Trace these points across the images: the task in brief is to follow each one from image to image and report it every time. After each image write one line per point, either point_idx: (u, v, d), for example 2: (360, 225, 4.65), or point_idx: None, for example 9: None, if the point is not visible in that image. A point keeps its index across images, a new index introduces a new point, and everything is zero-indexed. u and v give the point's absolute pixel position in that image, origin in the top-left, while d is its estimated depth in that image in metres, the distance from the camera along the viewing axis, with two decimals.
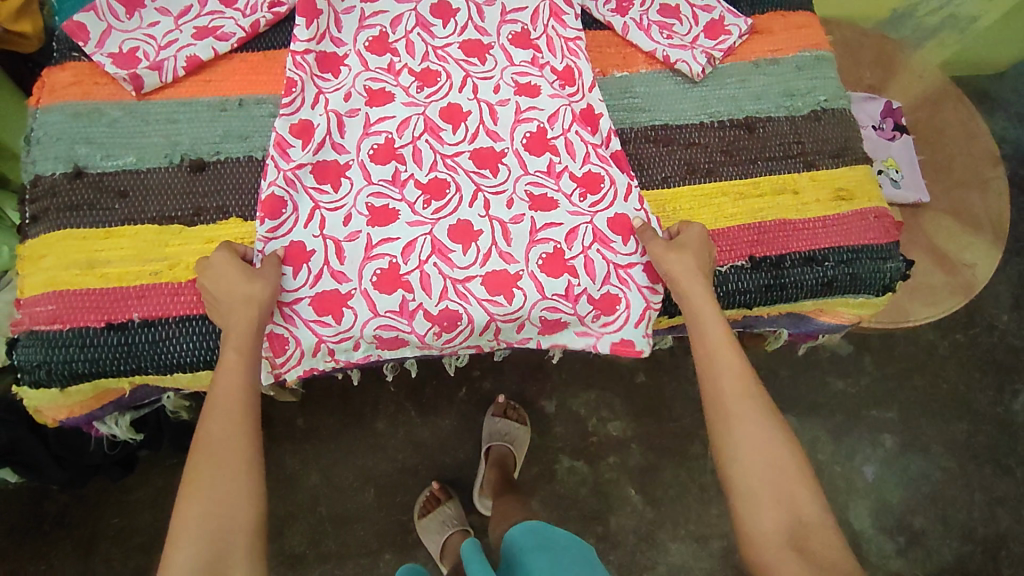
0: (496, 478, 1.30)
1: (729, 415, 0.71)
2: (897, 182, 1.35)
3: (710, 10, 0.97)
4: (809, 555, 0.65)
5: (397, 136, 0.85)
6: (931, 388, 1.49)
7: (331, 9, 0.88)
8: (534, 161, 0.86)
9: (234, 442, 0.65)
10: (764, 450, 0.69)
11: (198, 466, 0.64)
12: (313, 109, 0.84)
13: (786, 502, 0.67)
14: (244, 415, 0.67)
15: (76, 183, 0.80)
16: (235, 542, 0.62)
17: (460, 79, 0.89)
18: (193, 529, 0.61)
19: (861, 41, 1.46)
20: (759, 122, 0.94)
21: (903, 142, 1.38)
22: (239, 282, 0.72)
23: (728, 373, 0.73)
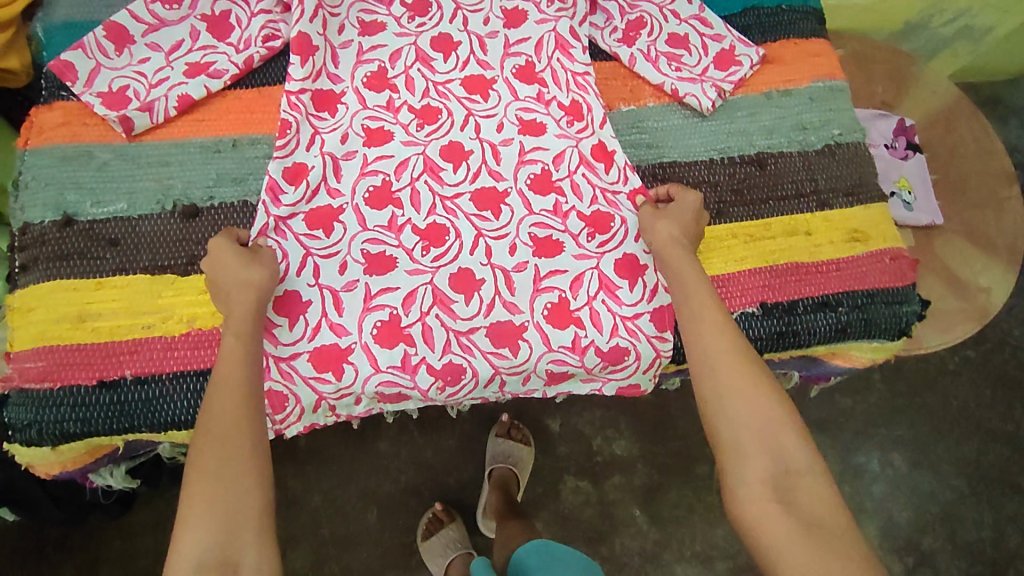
0: (498, 501, 1.27)
1: (716, 369, 0.70)
2: (909, 204, 1.32)
3: (720, 40, 0.94)
4: (796, 509, 0.64)
5: (395, 179, 0.82)
6: (941, 405, 1.46)
7: (327, 45, 0.86)
8: (539, 201, 0.83)
9: (239, 420, 0.65)
10: (751, 402, 0.68)
11: (201, 447, 0.63)
12: (309, 151, 0.82)
13: (773, 452, 0.66)
14: (246, 396, 0.66)
15: (66, 232, 0.78)
16: (246, 519, 0.61)
17: (461, 117, 0.86)
18: (206, 507, 0.61)
19: (874, 55, 1.42)
20: (770, 158, 0.91)
21: (915, 162, 1.35)
22: (236, 266, 0.72)
23: (712, 328, 0.72)
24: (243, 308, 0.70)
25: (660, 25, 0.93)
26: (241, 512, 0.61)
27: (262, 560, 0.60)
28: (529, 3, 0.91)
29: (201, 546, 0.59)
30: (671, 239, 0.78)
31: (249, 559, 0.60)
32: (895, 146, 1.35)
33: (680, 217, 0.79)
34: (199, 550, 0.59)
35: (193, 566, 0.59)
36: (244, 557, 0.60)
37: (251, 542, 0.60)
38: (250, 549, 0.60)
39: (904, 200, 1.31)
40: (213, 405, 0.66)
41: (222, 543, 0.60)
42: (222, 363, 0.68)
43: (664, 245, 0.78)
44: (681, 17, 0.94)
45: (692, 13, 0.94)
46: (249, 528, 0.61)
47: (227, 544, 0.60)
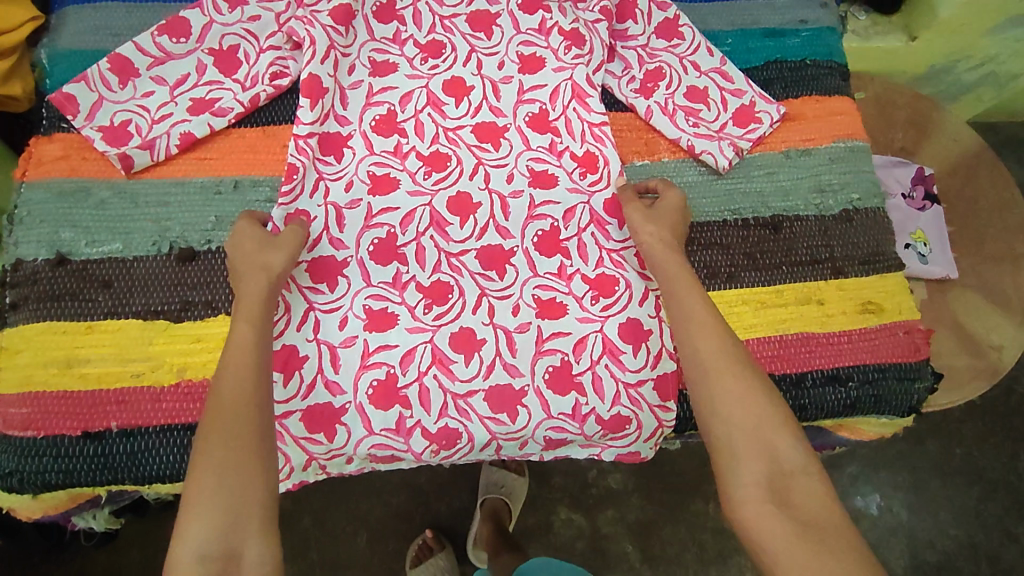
0: (490, 533, 1.22)
1: (708, 373, 0.69)
2: (923, 256, 1.26)
3: (740, 95, 0.91)
4: (791, 509, 0.62)
5: (400, 231, 0.80)
6: (955, 453, 1.37)
7: (337, 86, 0.84)
8: (544, 262, 0.81)
9: (247, 411, 0.63)
10: (741, 404, 0.66)
11: (206, 438, 0.61)
12: (311, 198, 0.80)
13: (766, 454, 0.64)
14: (254, 388, 0.65)
15: (58, 271, 0.76)
16: (252, 507, 0.60)
17: (471, 165, 0.84)
18: (210, 495, 0.59)
19: (896, 99, 1.38)
20: (786, 221, 0.88)
21: (932, 213, 1.30)
22: (253, 251, 0.72)
23: (699, 330, 0.71)
24: (258, 292, 0.70)
25: (680, 77, 0.91)
26: (245, 504, 0.60)
27: (265, 553, 0.59)
28: (548, 49, 0.89)
29: (203, 537, 0.58)
30: (658, 239, 0.77)
31: (252, 551, 0.59)
32: (912, 197, 1.30)
33: (668, 218, 0.78)
34: (201, 540, 0.58)
35: (196, 557, 0.58)
36: (247, 549, 0.59)
37: (254, 535, 0.59)
38: (252, 542, 0.59)
39: (919, 252, 1.26)
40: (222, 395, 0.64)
41: (230, 531, 0.59)
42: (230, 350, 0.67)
43: (655, 248, 0.77)
44: (701, 69, 0.92)
45: (713, 66, 0.92)
46: (252, 519, 0.60)
47: (230, 535, 0.59)
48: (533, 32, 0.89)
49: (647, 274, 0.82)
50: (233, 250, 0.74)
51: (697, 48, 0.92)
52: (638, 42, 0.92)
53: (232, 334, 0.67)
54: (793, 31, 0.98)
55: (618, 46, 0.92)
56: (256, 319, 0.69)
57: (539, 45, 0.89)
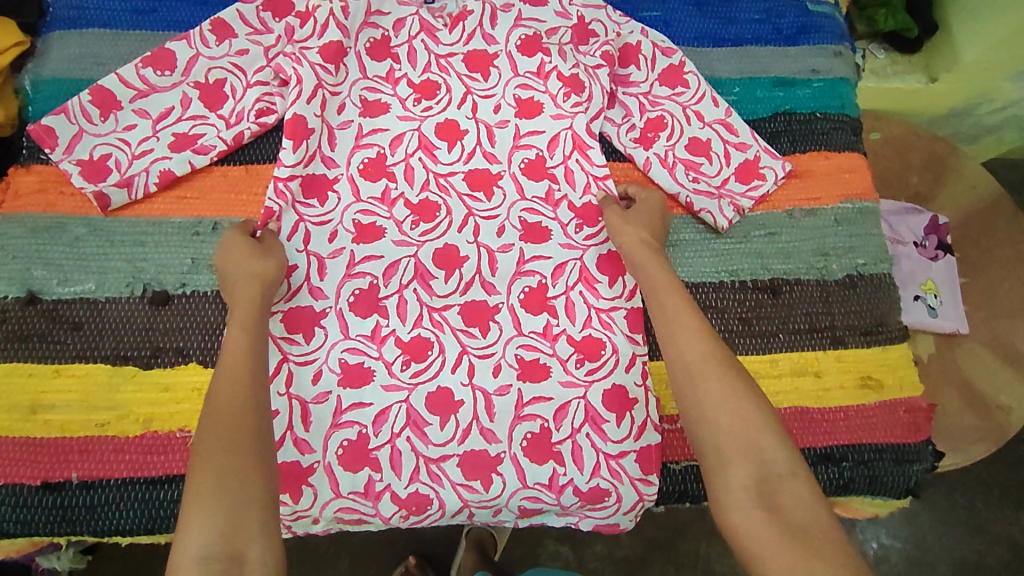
0: (474, 562, 1.06)
1: (692, 374, 0.65)
2: (932, 308, 1.16)
3: (744, 149, 0.87)
4: (781, 514, 0.57)
5: (383, 283, 0.78)
6: (969, 512, 1.27)
7: (325, 126, 0.81)
8: (529, 320, 0.79)
9: (244, 412, 0.60)
10: (726, 406, 0.62)
11: (207, 437, 0.58)
12: (290, 242, 0.78)
13: (753, 456, 0.60)
14: (252, 390, 0.62)
15: (27, 311, 0.73)
16: (249, 509, 0.56)
17: (460, 216, 0.81)
18: (207, 498, 0.55)
19: (912, 141, 1.27)
20: (786, 285, 0.85)
21: (945, 263, 1.19)
22: (245, 258, 0.71)
23: (679, 330, 0.68)
24: (254, 296, 0.69)
25: (682, 128, 0.87)
26: (247, 503, 0.56)
27: (268, 555, 0.55)
28: (547, 94, 0.86)
29: (205, 539, 0.53)
30: (639, 240, 0.76)
31: (255, 551, 0.54)
32: (923, 244, 1.20)
33: (645, 219, 0.78)
34: (203, 542, 0.53)
35: (197, 560, 0.53)
36: (251, 549, 0.54)
37: (257, 535, 0.55)
38: (257, 541, 0.54)
39: (927, 304, 1.16)
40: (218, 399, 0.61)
41: (227, 536, 0.54)
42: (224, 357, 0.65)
43: (635, 248, 0.75)
44: (706, 120, 0.88)
45: (718, 117, 0.88)
46: (256, 519, 0.56)
47: (233, 535, 0.54)
48: (532, 76, 0.86)
49: (635, 338, 0.78)
50: (220, 261, 0.73)
51: (702, 97, 0.88)
52: (642, 88, 0.88)
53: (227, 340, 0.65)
54: (805, 81, 0.94)
55: (620, 92, 0.89)
56: (250, 323, 0.67)
57: (537, 90, 0.86)
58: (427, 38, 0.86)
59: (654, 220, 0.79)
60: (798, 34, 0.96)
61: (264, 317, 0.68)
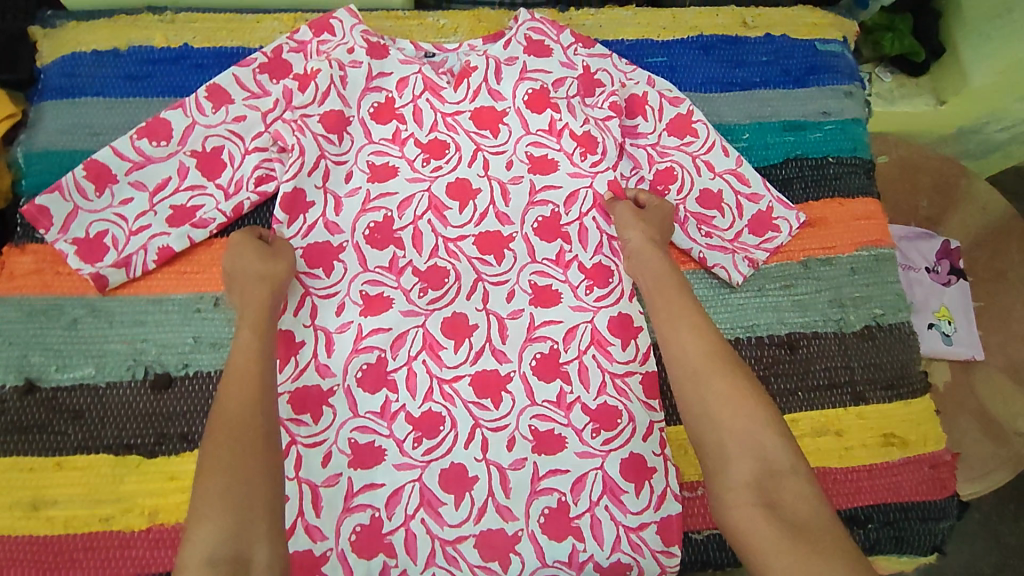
0: None
1: (695, 369, 0.67)
2: (947, 335, 1.10)
3: (757, 200, 0.85)
4: (779, 511, 0.58)
5: (391, 356, 0.76)
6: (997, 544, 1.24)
7: (329, 194, 0.80)
8: (542, 388, 0.77)
9: (253, 413, 0.61)
10: (729, 401, 0.64)
11: (217, 437, 0.59)
12: (296, 316, 0.76)
13: (755, 452, 0.61)
14: (262, 392, 0.63)
15: (26, 400, 0.71)
16: (257, 511, 0.56)
17: (469, 282, 0.79)
18: (214, 497, 0.56)
19: (921, 163, 1.20)
20: (803, 339, 0.83)
21: (958, 288, 1.14)
22: (252, 259, 0.72)
23: (682, 328, 0.69)
24: (259, 298, 0.70)
25: (693, 179, 0.85)
26: (254, 506, 0.56)
27: (274, 560, 0.56)
28: (561, 152, 0.84)
29: (211, 541, 0.54)
30: (644, 239, 0.77)
31: (261, 555, 0.55)
32: (936, 270, 1.15)
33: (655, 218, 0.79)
34: (207, 543, 0.54)
35: (203, 560, 0.53)
36: (255, 553, 0.55)
37: (262, 536, 0.56)
38: (262, 545, 0.55)
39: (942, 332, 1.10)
40: (225, 401, 0.62)
41: (232, 538, 0.55)
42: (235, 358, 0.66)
43: (642, 245, 0.77)
44: (715, 170, 0.86)
45: (728, 167, 0.86)
46: (263, 518, 0.57)
47: (238, 538, 0.54)
48: (543, 133, 0.84)
49: (651, 404, 0.76)
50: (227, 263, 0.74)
51: (712, 146, 0.86)
52: (652, 138, 0.86)
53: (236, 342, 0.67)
54: (816, 124, 0.91)
55: (629, 143, 0.86)
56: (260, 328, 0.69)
57: (550, 147, 0.84)
58: (432, 96, 0.84)
59: (659, 224, 0.80)
60: (807, 75, 0.93)
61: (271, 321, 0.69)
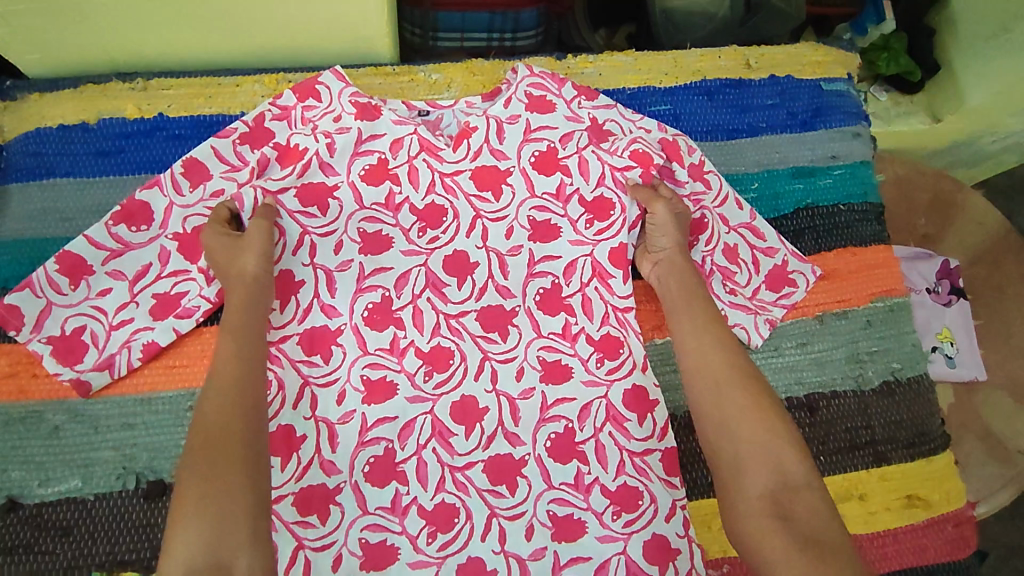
0: None
1: (715, 381, 0.66)
2: (949, 357, 1.07)
3: (772, 254, 0.84)
4: (791, 523, 0.56)
5: (399, 446, 0.73)
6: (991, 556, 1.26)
7: (323, 274, 0.78)
8: (559, 471, 0.74)
9: (231, 417, 0.59)
10: (748, 415, 0.63)
11: (196, 448, 0.57)
12: (296, 409, 0.72)
13: (772, 464, 0.60)
14: (237, 396, 0.61)
15: (9, 519, 0.67)
16: (236, 519, 0.54)
17: (476, 362, 0.77)
18: (190, 509, 0.54)
19: (916, 180, 1.17)
20: (822, 400, 0.81)
21: (958, 308, 1.11)
22: (226, 262, 0.70)
23: (707, 341, 0.69)
24: (244, 295, 0.68)
25: (708, 234, 0.83)
26: (231, 512, 0.54)
27: (256, 564, 0.53)
28: (566, 219, 0.82)
29: (190, 549, 0.52)
30: (675, 252, 0.78)
31: (243, 561, 0.53)
32: (936, 289, 1.12)
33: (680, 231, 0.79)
34: (187, 551, 0.52)
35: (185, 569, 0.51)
36: (237, 561, 0.53)
37: (243, 541, 0.53)
38: (243, 550, 0.53)
39: (945, 354, 1.07)
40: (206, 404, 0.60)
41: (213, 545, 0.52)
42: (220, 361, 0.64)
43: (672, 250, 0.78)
44: (729, 224, 0.83)
45: (741, 221, 0.83)
46: (246, 522, 0.54)
47: (217, 546, 0.52)
48: (549, 198, 0.82)
49: (672, 482, 0.74)
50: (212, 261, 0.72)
51: (724, 199, 0.83)
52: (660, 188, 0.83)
53: (220, 346, 0.65)
54: (825, 169, 0.90)
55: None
56: (245, 330, 0.66)
57: (555, 213, 0.82)
58: (430, 157, 0.81)
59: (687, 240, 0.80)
60: (814, 118, 0.92)
61: (249, 318, 0.66)
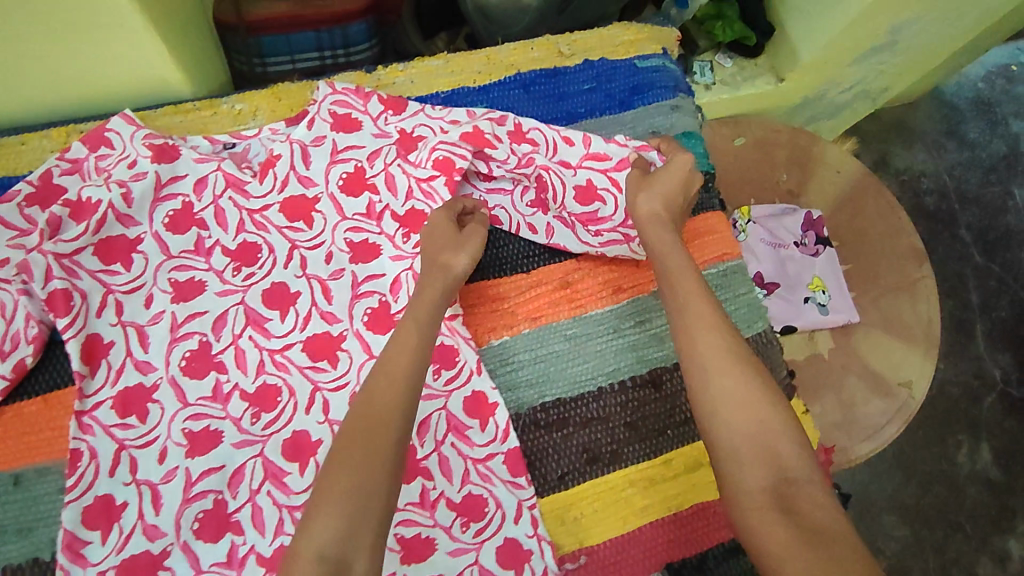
0: None
1: (708, 368, 0.65)
2: (822, 305, 1.10)
3: (623, 166, 0.85)
4: (796, 517, 0.56)
5: (230, 496, 0.71)
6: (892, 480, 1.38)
7: (134, 328, 0.74)
8: (403, 491, 0.72)
9: (391, 410, 0.59)
10: (743, 401, 0.62)
11: (353, 436, 0.57)
12: (114, 476, 0.70)
13: (771, 457, 0.59)
14: (410, 387, 0.61)
15: None
16: (371, 514, 0.54)
17: (305, 395, 0.75)
18: (336, 494, 0.54)
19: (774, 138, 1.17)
20: (666, 374, 0.82)
21: (826, 256, 1.14)
22: (438, 249, 0.73)
23: (701, 324, 0.68)
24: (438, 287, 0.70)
25: (560, 181, 0.84)
26: (368, 507, 0.54)
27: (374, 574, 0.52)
28: (383, 235, 0.80)
29: (324, 537, 0.52)
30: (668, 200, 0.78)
31: (361, 565, 0.52)
32: (802, 242, 1.15)
33: (669, 189, 0.78)
34: (321, 538, 0.52)
35: (312, 558, 0.51)
36: (356, 562, 0.52)
37: (365, 546, 0.53)
38: (364, 555, 0.52)
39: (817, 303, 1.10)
40: (374, 386, 0.61)
41: (345, 536, 0.52)
42: (390, 348, 0.65)
43: (647, 219, 0.77)
44: (573, 165, 0.85)
45: (581, 155, 0.85)
46: (373, 531, 0.54)
47: (346, 543, 0.52)
48: (362, 218, 0.80)
49: (518, 483, 0.74)
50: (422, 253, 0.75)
51: (555, 145, 0.85)
52: (484, 168, 0.83)
53: (399, 333, 0.65)
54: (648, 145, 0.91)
55: (467, 185, 0.86)
56: (424, 321, 0.67)
57: (371, 231, 0.80)
58: (236, 194, 0.79)
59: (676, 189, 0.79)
60: (632, 96, 0.93)
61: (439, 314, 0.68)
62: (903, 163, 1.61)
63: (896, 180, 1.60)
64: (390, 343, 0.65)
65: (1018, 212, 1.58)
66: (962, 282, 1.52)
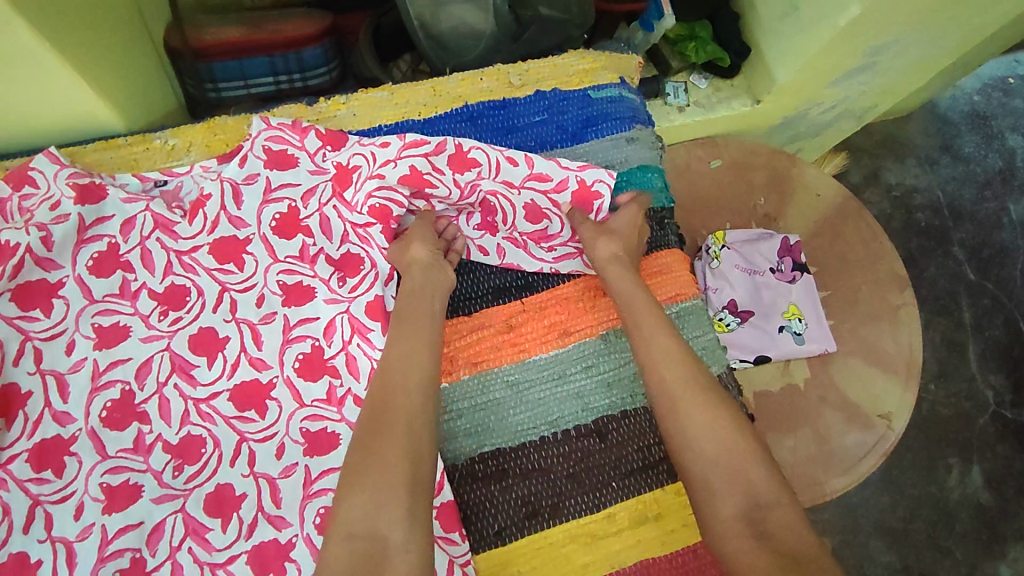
0: None
1: (677, 402, 0.69)
2: (797, 334, 1.01)
3: (564, 185, 0.84)
4: (771, 541, 0.60)
5: (149, 554, 0.67)
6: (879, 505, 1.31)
7: (55, 377, 0.71)
8: None
9: (402, 401, 0.67)
10: (711, 433, 0.66)
11: (369, 429, 0.65)
12: (28, 533, 0.67)
13: (742, 486, 0.64)
14: (421, 375, 0.69)
15: None
16: (396, 489, 0.62)
17: (231, 446, 0.72)
18: (360, 480, 0.63)
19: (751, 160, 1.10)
20: (611, 422, 0.79)
21: (804, 283, 1.05)
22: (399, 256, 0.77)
23: (666, 357, 0.72)
24: (421, 284, 0.75)
25: (509, 203, 0.83)
26: (390, 487, 0.62)
27: (409, 539, 0.61)
28: (317, 278, 0.78)
29: (354, 516, 0.61)
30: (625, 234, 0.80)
31: (396, 536, 0.60)
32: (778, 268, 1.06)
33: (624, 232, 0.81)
34: (352, 516, 0.61)
35: (344, 536, 0.60)
36: (391, 534, 0.60)
37: (399, 520, 0.61)
38: (398, 527, 0.61)
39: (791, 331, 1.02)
40: (387, 380, 0.69)
41: (372, 514, 0.61)
42: (394, 346, 0.71)
43: (607, 260, 0.78)
44: (517, 185, 0.83)
45: (524, 175, 0.82)
46: (397, 504, 0.62)
47: (374, 520, 0.61)
48: (294, 261, 0.78)
49: (450, 538, 0.71)
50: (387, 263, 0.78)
51: (498, 166, 0.81)
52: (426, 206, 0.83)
53: (409, 327, 0.72)
54: None
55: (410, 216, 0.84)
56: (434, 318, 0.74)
57: (304, 274, 0.78)
58: (164, 235, 0.77)
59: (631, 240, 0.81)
60: (584, 129, 0.90)
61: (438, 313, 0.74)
62: (897, 175, 1.55)
63: (886, 196, 1.53)
64: (398, 339, 0.71)
65: (1013, 227, 1.52)
66: (955, 300, 1.45)
